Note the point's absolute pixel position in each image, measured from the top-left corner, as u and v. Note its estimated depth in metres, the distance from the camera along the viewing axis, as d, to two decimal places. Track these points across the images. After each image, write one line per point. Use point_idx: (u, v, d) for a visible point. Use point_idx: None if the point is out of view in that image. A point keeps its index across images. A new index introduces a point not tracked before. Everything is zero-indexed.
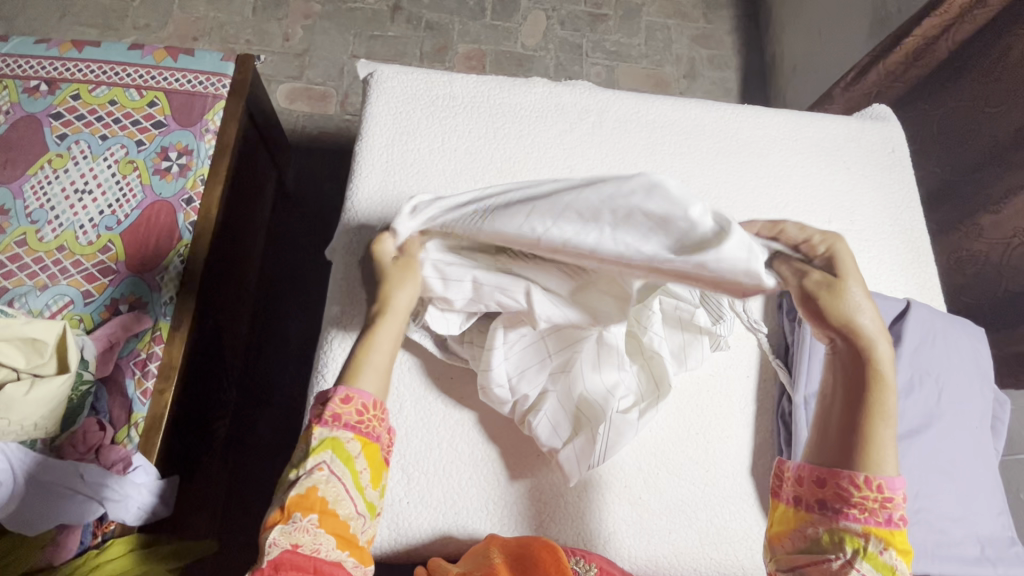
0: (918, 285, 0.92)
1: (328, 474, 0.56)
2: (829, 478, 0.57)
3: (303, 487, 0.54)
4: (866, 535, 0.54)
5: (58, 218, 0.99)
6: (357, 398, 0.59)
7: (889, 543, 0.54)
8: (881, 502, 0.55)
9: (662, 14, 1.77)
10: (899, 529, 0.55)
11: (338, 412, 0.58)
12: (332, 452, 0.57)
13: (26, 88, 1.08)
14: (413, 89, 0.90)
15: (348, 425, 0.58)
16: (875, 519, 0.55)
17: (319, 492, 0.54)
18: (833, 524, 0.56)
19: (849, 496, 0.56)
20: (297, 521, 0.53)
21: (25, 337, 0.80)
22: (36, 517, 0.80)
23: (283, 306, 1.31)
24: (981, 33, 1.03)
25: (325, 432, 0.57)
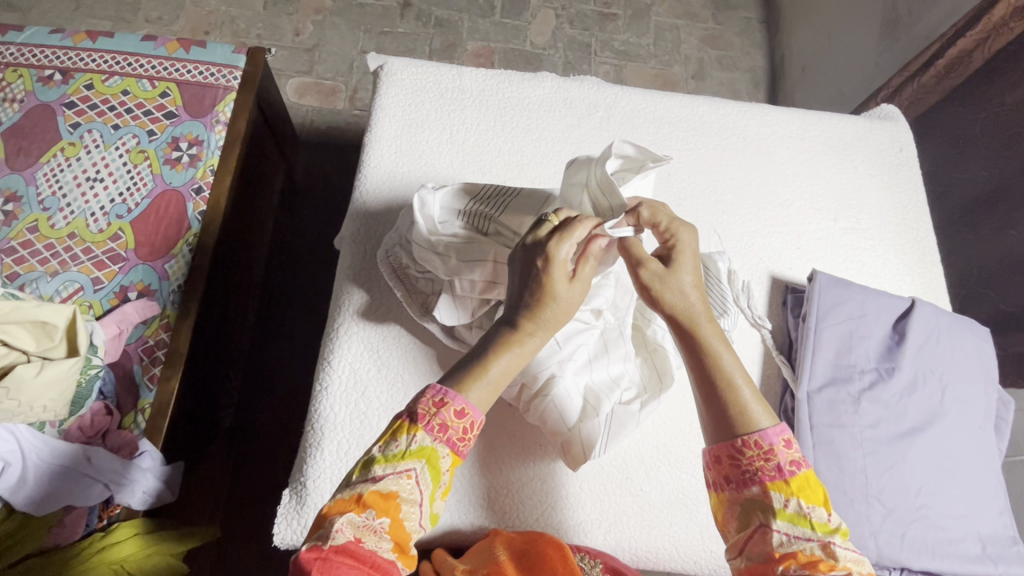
0: (923, 284, 0.92)
1: (413, 484, 0.50)
2: (722, 450, 0.55)
3: (386, 486, 0.49)
4: (769, 493, 0.52)
5: (69, 205, 1.00)
6: (470, 415, 0.53)
7: (791, 494, 0.52)
8: (764, 456, 0.53)
9: (671, 15, 1.77)
10: (796, 475, 0.52)
11: (447, 422, 0.52)
12: (425, 462, 0.51)
13: (40, 77, 1.09)
14: (422, 82, 0.91)
15: (449, 441, 0.52)
16: (774, 477, 0.52)
17: (400, 497, 0.49)
18: (744, 496, 0.53)
19: (742, 463, 0.54)
20: (370, 518, 0.47)
21: (37, 320, 0.81)
22: (46, 498, 0.81)
23: (288, 297, 1.32)
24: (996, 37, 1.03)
25: (427, 439, 0.51)
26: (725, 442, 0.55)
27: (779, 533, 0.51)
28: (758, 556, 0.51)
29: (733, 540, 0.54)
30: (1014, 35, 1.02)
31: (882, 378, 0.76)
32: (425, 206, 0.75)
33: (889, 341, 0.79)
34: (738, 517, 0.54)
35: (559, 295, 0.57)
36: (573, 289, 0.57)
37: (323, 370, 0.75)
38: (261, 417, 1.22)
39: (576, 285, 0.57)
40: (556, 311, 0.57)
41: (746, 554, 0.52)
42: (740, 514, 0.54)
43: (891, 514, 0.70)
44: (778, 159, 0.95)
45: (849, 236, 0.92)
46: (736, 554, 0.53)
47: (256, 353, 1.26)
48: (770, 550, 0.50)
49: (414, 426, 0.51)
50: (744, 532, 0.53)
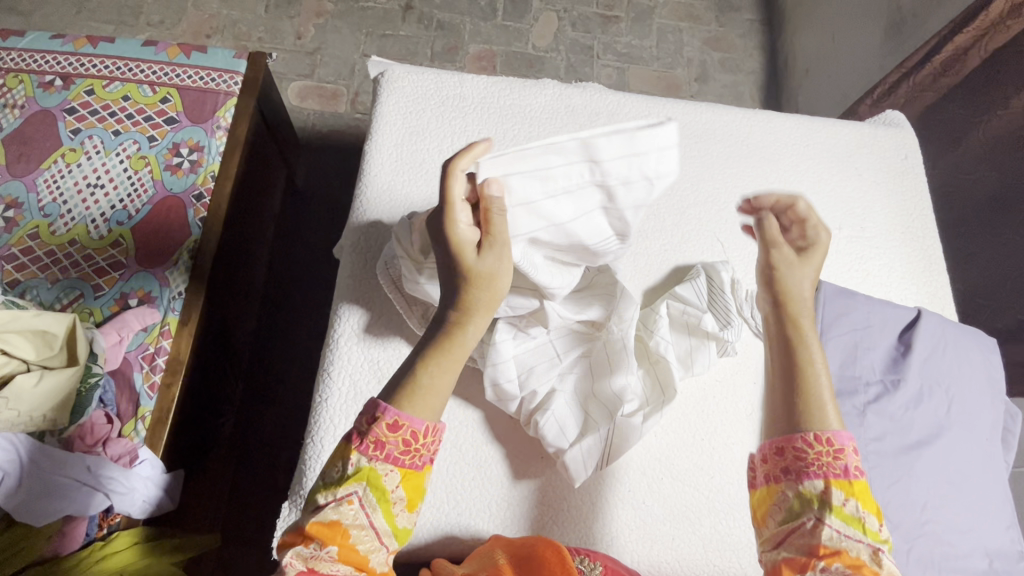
0: (929, 293, 0.91)
1: (358, 509, 0.49)
2: (786, 442, 0.55)
3: (326, 516, 0.48)
4: (829, 489, 0.51)
5: (70, 212, 1.00)
6: (407, 425, 0.50)
7: (851, 495, 0.51)
8: (833, 453, 0.53)
9: (674, 17, 1.76)
10: (857, 479, 0.52)
11: (381, 438, 0.50)
12: (367, 483, 0.50)
13: (41, 83, 1.09)
14: (422, 89, 0.90)
15: (389, 457, 0.50)
16: (840, 474, 0.52)
17: (345, 523, 0.48)
18: (801, 488, 0.52)
19: (806, 457, 0.53)
20: (316, 548, 0.47)
21: (37, 329, 0.81)
22: (42, 508, 0.80)
23: (289, 303, 1.31)
24: (994, 39, 0.99)
25: (363, 460, 0.50)
26: (792, 434, 0.55)
27: (833, 528, 0.50)
28: (800, 548, 0.50)
29: (768, 534, 0.53)
30: (1011, 33, 0.96)
31: (887, 390, 0.75)
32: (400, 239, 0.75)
33: (894, 352, 0.78)
34: (786, 510, 0.53)
35: (473, 268, 0.54)
36: (486, 260, 0.55)
37: (322, 381, 0.74)
38: (262, 423, 1.22)
39: (490, 253, 0.55)
40: (482, 290, 0.55)
41: (783, 547, 0.51)
42: (790, 508, 0.53)
43: (897, 529, 0.69)
44: (782, 167, 0.94)
45: (854, 244, 0.91)
46: (771, 547, 0.52)
47: (257, 359, 1.26)
48: (818, 543, 0.49)
49: (349, 449, 0.51)
50: (786, 525, 0.52)
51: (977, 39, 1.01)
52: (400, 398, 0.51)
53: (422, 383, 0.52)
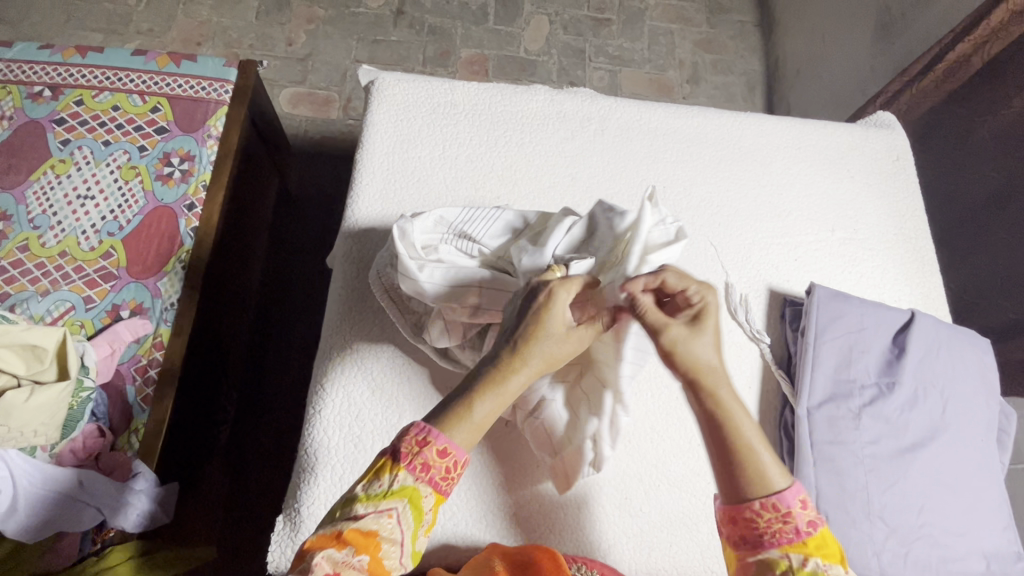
0: (923, 293, 0.91)
1: (395, 524, 0.48)
2: (737, 514, 0.52)
3: (365, 525, 0.47)
4: (786, 555, 0.49)
5: (60, 223, 0.99)
6: (455, 454, 0.51)
7: (810, 554, 0.49)
8: (782, 518, 0.50)
9: (665, 19, 1.77)
10: (812, 536, 0.50)
11: (429, 461, 0.50)
12: (407, 501, 0.49)
13: (30, 93, 1.08)
14: (413, 97, 0.90)
15: (431, 479, 0.50)
16: (793, 538, 0.49)
17: (381, 536, 0.47)
18: (761, 558, 0.50)
19: (757, 524, 0.51)
20: (348, 554, 0.45)
21: (24, 344, 0.80)
22: (41, 523, 0.80)
23: (283, 312, 1.31)
24: (993, 45, 1.03)
25: (409, 478, 0.50)
26: (739, 506, 0.52)
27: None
28: None
29: None
30: (1011, 40, 1.00)
31: (882, 393, 0.75)
32: (404, 235, 0.72)
33: (889, 354, 0.78)
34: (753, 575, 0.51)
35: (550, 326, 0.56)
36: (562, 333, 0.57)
37: (316, 391, 0.74)
38: (256, 433, 1.21)
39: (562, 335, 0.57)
40: (544, 346, 0.56)
41: None
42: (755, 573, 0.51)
43: (894, 532, 0.69)
44: (774, 169, 0.94)
45: (847, 246, 0.91)
46: None
47: (252, 369, 1.25)
48: None
49: (396, 465, 0.50)
50: None
51: (979, 45, 1.05)
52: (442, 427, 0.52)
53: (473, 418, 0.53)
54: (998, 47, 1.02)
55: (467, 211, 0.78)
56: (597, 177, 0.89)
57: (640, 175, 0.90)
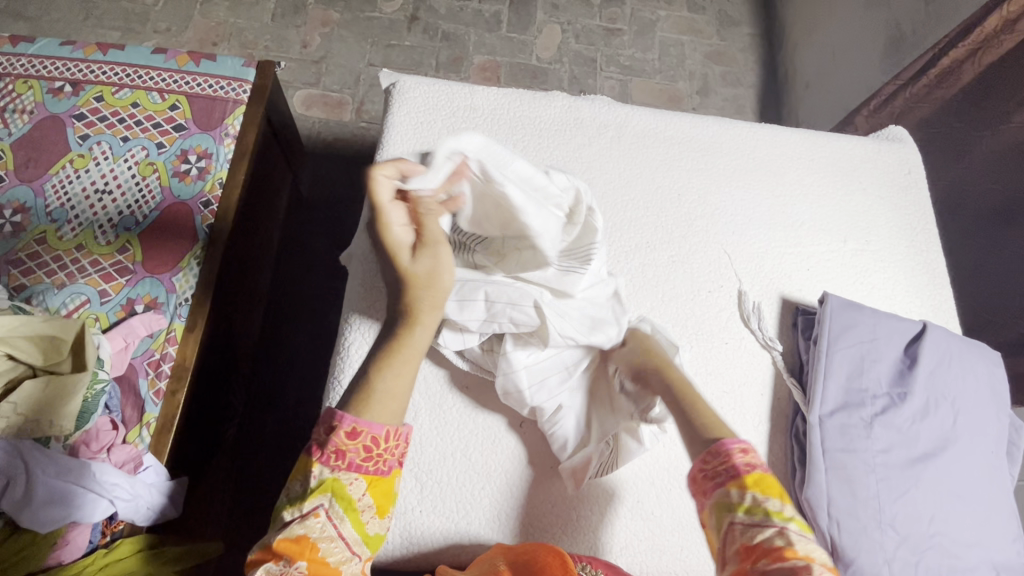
0: (934, 305, 0.92)
1: (324, 521, 0.50)
2: (697, 470, 0.60)
3: (293, 531, 0.49)
4: (733, 492, 0.55)
5: (77, 217, 1.00)
6: (365, 432, 0.53)
7: (747, 487, 0.54)
8: (722, 460, 0.58)
9: (676, 30, 1.78)
10: (752, 473, 0.56)
11: (342, 446, 0.53)
12: (332, 495, 0.52)
13: (50, 89, 1.09)
14: (434, 100, 0.91)
15: (353, 464, 0.53)
16: (732, 476, 0.56)
17: (312, 538, 0.49)
18: (715, 498, 0.56)
19: (709, 469, 0.58)
20: (285, 565, 0.48)
21: (43, 334, 0.83)
22: (44, 515, 0.78)
23: (292, 311, 1.31)
24: (988, 53, 1.05)
25: (326, 472, 0.52)
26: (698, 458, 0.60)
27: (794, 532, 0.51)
28: (733, 553, 0.52)
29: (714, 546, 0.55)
30: (1005, 48, 1.03)
31: (894, 403, 0.76)
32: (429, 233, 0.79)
33: (900, 365, 0.79)
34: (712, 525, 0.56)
35: (410, 271, 0.61)
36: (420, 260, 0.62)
37: (333, 388, 0.75)
38: (264, 431, 1.22)
39: (427, 254, 0.62)
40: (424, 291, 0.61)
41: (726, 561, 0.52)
42: (713, 520, 0.56)
43: (905, 541, 0.70)
44: (787, 180, 0.95)
45: (859, 257, 0.92)
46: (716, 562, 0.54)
47: (262, 367, 1.25)
48: (742, 544, 0.51)
49: (312, 462, 0.53)
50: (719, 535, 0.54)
51: (972, 53, 1.08)
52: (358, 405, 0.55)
53: (401, 351, 0.59)
54: (991, 54, 1.05)
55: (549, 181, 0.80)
56: (614, 184, 0.90)
57: (655, 182, 0.92)
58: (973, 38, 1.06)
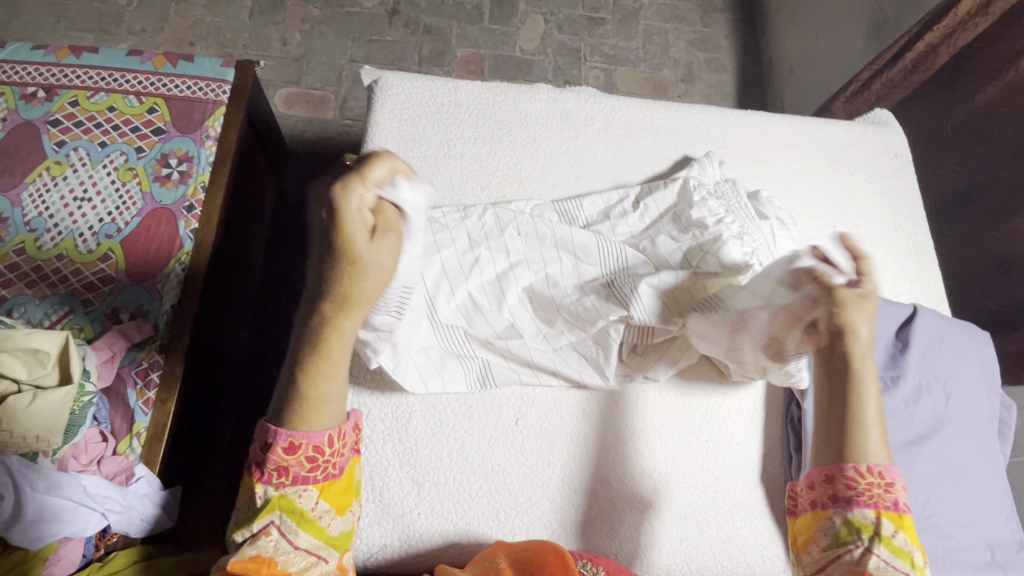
0: (923, 288, 0.92)
1: (277, 539, 0.53)
2: (835, 472, 0.60)
3: (248, 551, 0.52)
4: (877, 519, 0.57)
5: (57, 226, 0.98)
6: (303, 446, 0.54)
7: (898, 526, 0.57)
8: (881, 486, 0.58)
9: (659, 18, 1.77)
10: (902, 512, 0.58)
11: (283, 464, 0.53)
12: (282, 511, 0.54)
13: (23, 95, 1.06)
14: (417, 96, 0.90)
15: (297, 477, 0.54)
16: (889, 506, 0.57)
17: (267, 556, 0.52)
18: (846, 516, 0.58)
19: (856, 485, 0.58)
20: None
21: (26, 348, 0.80)
22: (38, 531, 0.77)
23: (281, 314, 1.30)
24: (963, 36, 1.06)
25: (272, 490, 0.54)
26: (837, 465, 0.60)
27: (879, 557, 0.55)
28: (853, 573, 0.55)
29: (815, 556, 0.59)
30: (977, 31, 1.04)
31: (887, 387, 0.76)
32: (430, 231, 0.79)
33: (893, 349, 0.79)
34: (830, 537, 0.58)
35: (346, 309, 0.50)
36: (378, 248, 0.47)
37: None
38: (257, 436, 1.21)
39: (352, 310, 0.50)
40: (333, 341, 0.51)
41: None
42: (836, 535, 0.58)
43: None
44: (775, 167, 0.95)
45: (848, 242, 0.92)
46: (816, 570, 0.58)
47: (253, 372, 1.24)
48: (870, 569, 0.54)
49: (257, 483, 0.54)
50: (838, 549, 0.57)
51: (945, 37, 1.08)
52: (293, 418, 0.54)
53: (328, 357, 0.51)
54: (965, 38, 1.06)
55: (574, 198, 0.87)
56: (602, 178, 0.91)
57: (642, 174, 0.92)
58: (949, 21, 1.05)
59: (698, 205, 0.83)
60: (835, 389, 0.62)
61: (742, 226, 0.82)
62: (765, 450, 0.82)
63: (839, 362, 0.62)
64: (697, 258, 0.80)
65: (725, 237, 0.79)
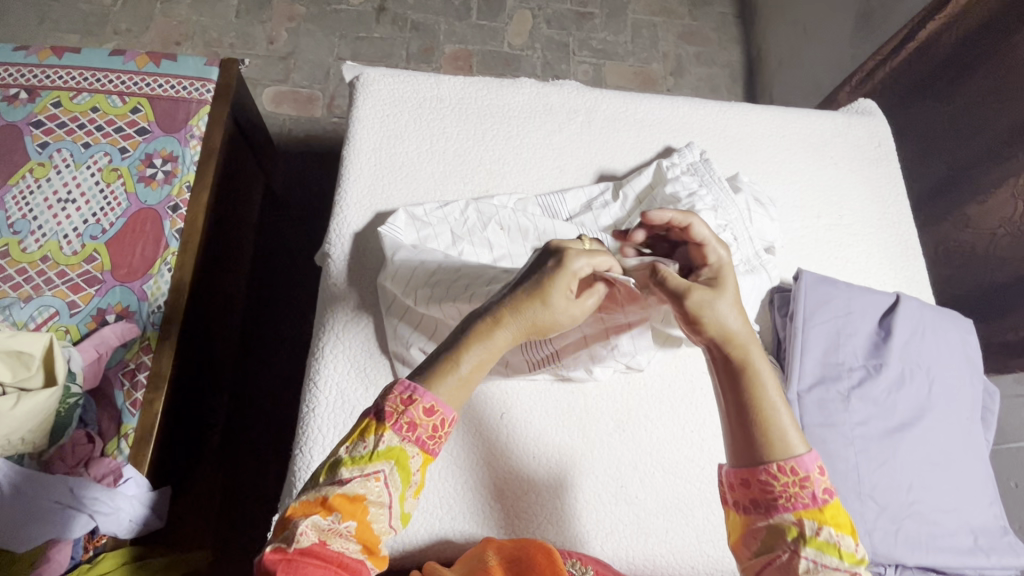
0: (907, 277, 0.92)
1: (383, 486, 0.48)
2: (750, 474, 0.53)
3: (352, 490, 0.47)
4: (799, 522, 0.51)
5: (41, 228, 0.98)
6: (440, 412, 0.50)
7: (823, 522, 0.50)
8: (799, 482, 0.52)
9: (648, 12, 1.77)
10: (827, 505, 0.51)
11: (415, 420, 0.50)
12: (393, 463, 0.49)
13: (5, 96, 1.06)
14: (399, 92, 0.90)
15: (418, 440, 0.50)
16: (808, 505, 0.51)
17: (367, 500, 0.47)
18: (771, 522, 0.52)
19: (773, 487, 0.52)
20: (334, 521, 0.46)
21: (12, 349, 0.80)
22: (24, 532, 0.78)
23: (270, 313, 1.30)
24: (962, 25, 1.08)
25: (395, 439, 0.49)
26: (754, 466, 0.53)
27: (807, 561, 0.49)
28: None
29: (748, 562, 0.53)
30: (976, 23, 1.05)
31: (870, 375, 0.77)
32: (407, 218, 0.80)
33: (875, 338, 0.79)
34: (759, 542, 0.53)
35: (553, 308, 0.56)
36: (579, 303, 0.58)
37: (310, 390, 0.73)
38: (247, 435, 1.21)
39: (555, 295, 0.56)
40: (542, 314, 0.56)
41: None
42: (763, 539, 0.52)
43: (884, 511, 0.71)
44: (760, 158, 0.95)
45: (832, 232, 0.93)
46: None
47: (243, 372, 1.24)
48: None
49: (382, 426, 0.49)
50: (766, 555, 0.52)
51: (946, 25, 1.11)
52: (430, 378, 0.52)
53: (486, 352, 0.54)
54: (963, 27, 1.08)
55: (557, 192, 0.87)
56: (585, 171, 0.91)
57: (626, 167, 0.92)
58: (947, 11, 1.09)
59: (671, 182, 0.85)
60: (733, 397, 0.55)
61: (716, 200, 0.83)
62: None
63: (723, 365, 0.56)
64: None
65: (698, 209, 0.80)
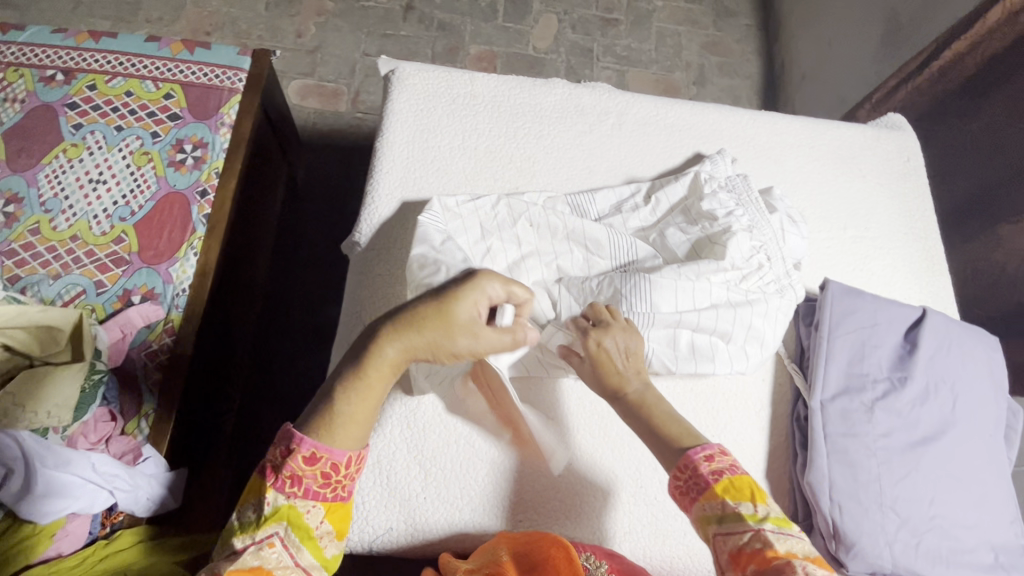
0: (932, 292, 0.92)
1: (280, 551, 0.51)
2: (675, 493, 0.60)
3: (246, 561, 0.49)
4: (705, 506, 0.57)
5: (71, 207, 0.99)
6: (325, 459, 0.52)
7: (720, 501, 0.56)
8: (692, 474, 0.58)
9: (673, 21, 1.78)
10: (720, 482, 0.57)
11: (298, 472, 0.52)
12: (288, 523, 0.52)
13: (42, 77, 1.07)
14: (432, 87, 0.91)
15: (309, 491, 0.52)
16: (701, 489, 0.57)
17: (267, 567, 0.49)
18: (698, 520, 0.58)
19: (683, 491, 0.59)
20: None
21: (42, 325, 0.85)
22: (43, 508, 0.77)
23: (289, 302, 1.31)
24: (989, 45, 1.07)
25: (281, 498, 0.52)
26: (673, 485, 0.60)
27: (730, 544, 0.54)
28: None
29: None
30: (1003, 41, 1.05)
31: (895, 388, 0.76)
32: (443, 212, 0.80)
33: (900, 351, 0.79)
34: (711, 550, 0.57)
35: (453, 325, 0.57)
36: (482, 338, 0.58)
37: None
38: (262, 422, 1.21)
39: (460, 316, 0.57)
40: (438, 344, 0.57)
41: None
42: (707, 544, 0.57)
43: (905, 523, 0.71)
44: (788, 167, 0.95)
45: (858, 244, 0.93)
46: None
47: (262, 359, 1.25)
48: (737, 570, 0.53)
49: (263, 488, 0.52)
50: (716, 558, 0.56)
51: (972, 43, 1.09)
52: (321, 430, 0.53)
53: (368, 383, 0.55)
54: (991, 47, 1.07)
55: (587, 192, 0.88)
56: (614, 173, 0.91)
57: (654, 171, 0.92)
58: (976, 31, 1.08)
59: (707, 198, 0.84)
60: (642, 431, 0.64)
61: (752, 221, 0.83)
62: (771, 448, 0.79)
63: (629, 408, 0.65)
64: (706, 249, 0.81)
65: (733, 229, 0.80)
